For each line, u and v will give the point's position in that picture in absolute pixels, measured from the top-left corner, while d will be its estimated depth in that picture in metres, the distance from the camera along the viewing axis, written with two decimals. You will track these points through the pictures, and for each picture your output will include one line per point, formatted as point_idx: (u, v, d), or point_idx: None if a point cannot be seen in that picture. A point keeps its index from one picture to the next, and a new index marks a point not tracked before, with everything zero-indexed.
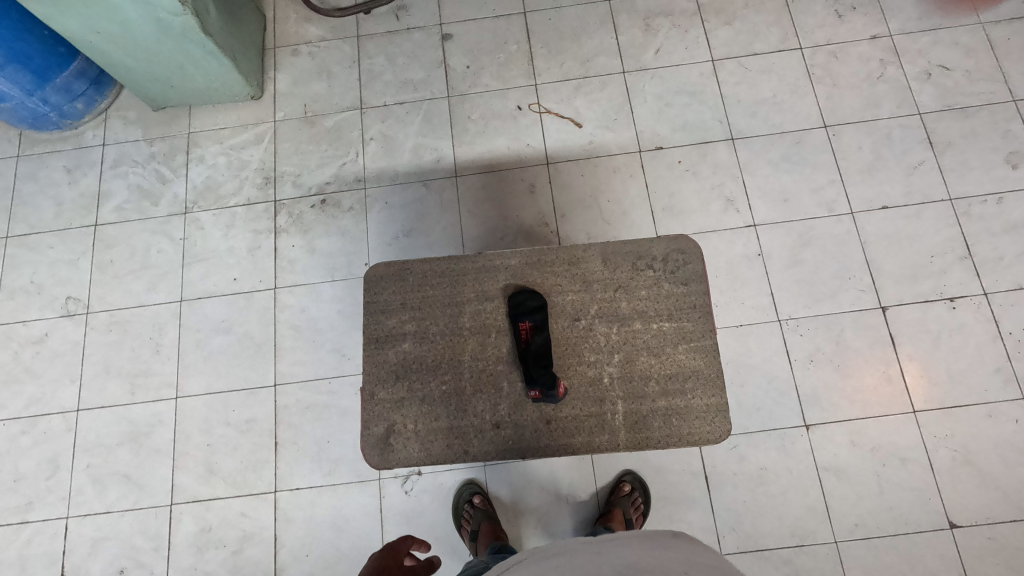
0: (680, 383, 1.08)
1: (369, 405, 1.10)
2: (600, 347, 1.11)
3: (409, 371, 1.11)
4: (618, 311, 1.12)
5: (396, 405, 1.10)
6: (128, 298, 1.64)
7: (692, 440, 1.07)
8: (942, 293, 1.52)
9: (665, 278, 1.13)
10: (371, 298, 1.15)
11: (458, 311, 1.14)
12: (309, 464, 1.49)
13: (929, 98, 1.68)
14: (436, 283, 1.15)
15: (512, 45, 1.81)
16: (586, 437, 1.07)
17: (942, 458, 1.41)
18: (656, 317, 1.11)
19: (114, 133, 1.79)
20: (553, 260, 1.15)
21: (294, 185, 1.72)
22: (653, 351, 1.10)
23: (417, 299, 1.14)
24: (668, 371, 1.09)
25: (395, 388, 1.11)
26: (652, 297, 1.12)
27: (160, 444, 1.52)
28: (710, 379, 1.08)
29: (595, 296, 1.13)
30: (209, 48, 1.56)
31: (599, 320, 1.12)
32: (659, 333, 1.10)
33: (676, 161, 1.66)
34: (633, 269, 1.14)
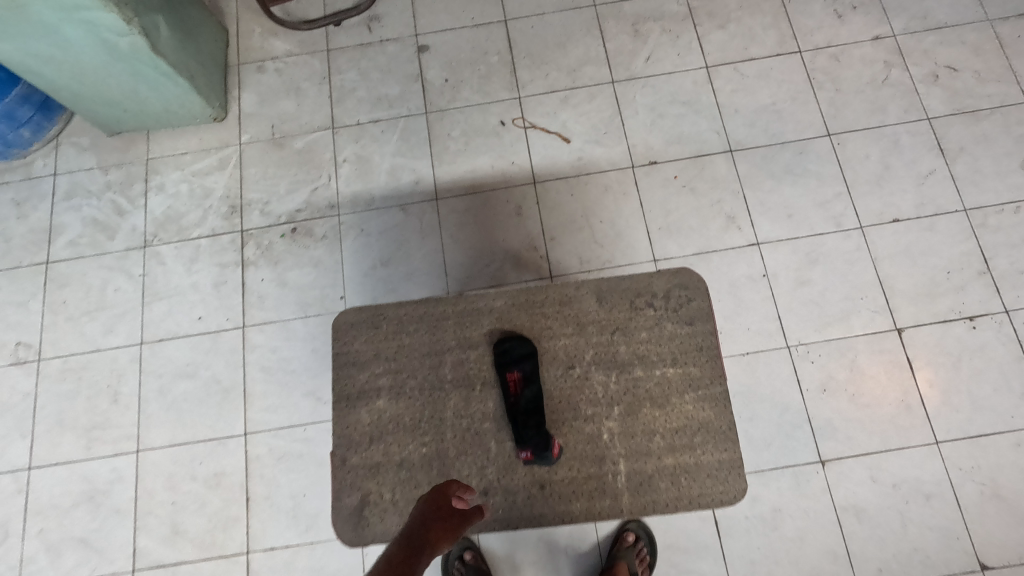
0: (686, 439, 1.34)
1: (341, 471, 1.37)
2: (599, 401, 1.36)
3: (387, 430, 1.38)
4: (614, 355, 1.39)
5: (372, 473, 1.36)
6: (83, 342, 1.51)
7: (703, 501, 1.32)
8: (960, 312, 1.42)
9: (665, 318, 1.42)
10: (343, 348, 1.44)
11: (434, 362, 1.41)
12: (284, 520, 1.37)
13: (938, 102, 1.58)
14: (411, 332, 1.44)
15: (493, 56, 1.69)
16: (587, 502, 1.31)
17: (968, 493, 1.31)
18: (655, 361, 1.39)
19: (66, 162, 1.66)
20: (543, 302, 1.44)
21: (263, 213, 1.59)
22: (657, 403, 1.36)
23: (390, 350, 1.43)
24: (673, 427, 1.35)
25: (370, 451, 1.37)
26: (651, 339, 1.40)
27: (120, 504, 1.39)
28: (720, 432, 1.35)
29: (589, 339, 1.40)
30: (163, 70, 1.43)
31: (594, 367, 1.38)
32: (664, 381, 1.37)
33: (672, 177, 1.55)
34: (632, 309, 1.43)
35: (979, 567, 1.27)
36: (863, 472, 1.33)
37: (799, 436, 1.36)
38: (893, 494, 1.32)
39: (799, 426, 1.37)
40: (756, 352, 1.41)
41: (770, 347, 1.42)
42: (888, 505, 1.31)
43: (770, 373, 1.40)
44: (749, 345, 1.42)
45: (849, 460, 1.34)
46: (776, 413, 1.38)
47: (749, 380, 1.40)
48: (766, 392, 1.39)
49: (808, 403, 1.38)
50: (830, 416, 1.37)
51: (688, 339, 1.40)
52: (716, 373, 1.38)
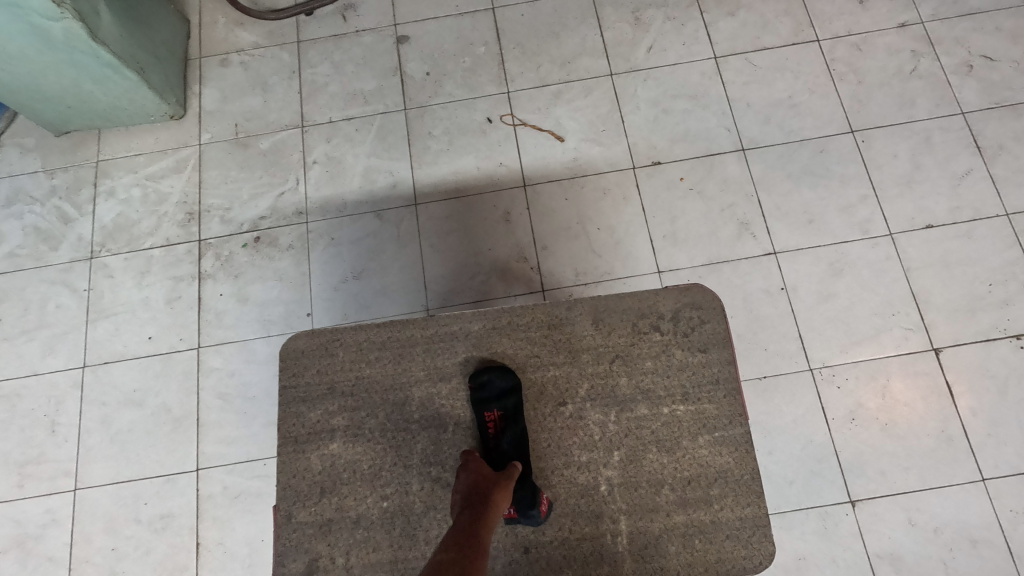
0: (701, 489, 0.80)
1: (285, 531, 0.81)
2: (594, 443, 0.82)
3: (338, 482, 0.83)
4: (615, 392, 0.84)
5: (321, 530, 0.82)
6: (19, 366, 1.35)
7: (720, 569, 0.78)
8: (1005, 330, 1.26)
9: (676, 344, 0.85)
10: (288, 381, 0.87)
11: (403, 397, 0.86)
12: (239, 570, 1.20)
13: (973, 95, 1.42)
14: (373, 359, 0.87)
15: (480, 47, 1.54)
16: (580, 569, 0.78)
17: (1021, 539, 1.14)
18: (667, 399, 0.83)
19: (8, 165, 1.50)
20: (529, 322, 0.87)
21: (223, 221, 1.43)
22: (665, 446, 0.82)
23: (349, 382, 0.87)
24: (685, 474, 0.80)
25: (320, 506, 0.82)
26: (660, 371, 0.84)
27: (53, 550, 1.22)
28: (740, 483, 0.80)
29: (585, 371, 0.85)
30: (106, 60, 1.28)
31: (590, 404, 0.84)
32: (671, 421, 0.82)
33: (677, 179, 1.39)
34: (633, 333, 0.86)
35: None
36: (900, 514, 1.16)
37: (825, 473, 1.19)
38: (935, 540, 1.15)
39: (825, 461, 1.20)
40: (775, 376, 1.25)
41: (790, 370, 1.25)
42: (930, 553, 1.15)
43: (790, 400, 1.23)
44: (766, 368, 1.26)
45: (884, 500, 1.17)
46: (799, 445, 1.21)
47: (767, 408, 1.23)
48: (787, 422, 1.22)
49: (835, 435, 1.21)
50: (860, 449, 1.20)
51: (702, 370, 0.84)
52: (738, 410, 0.83)
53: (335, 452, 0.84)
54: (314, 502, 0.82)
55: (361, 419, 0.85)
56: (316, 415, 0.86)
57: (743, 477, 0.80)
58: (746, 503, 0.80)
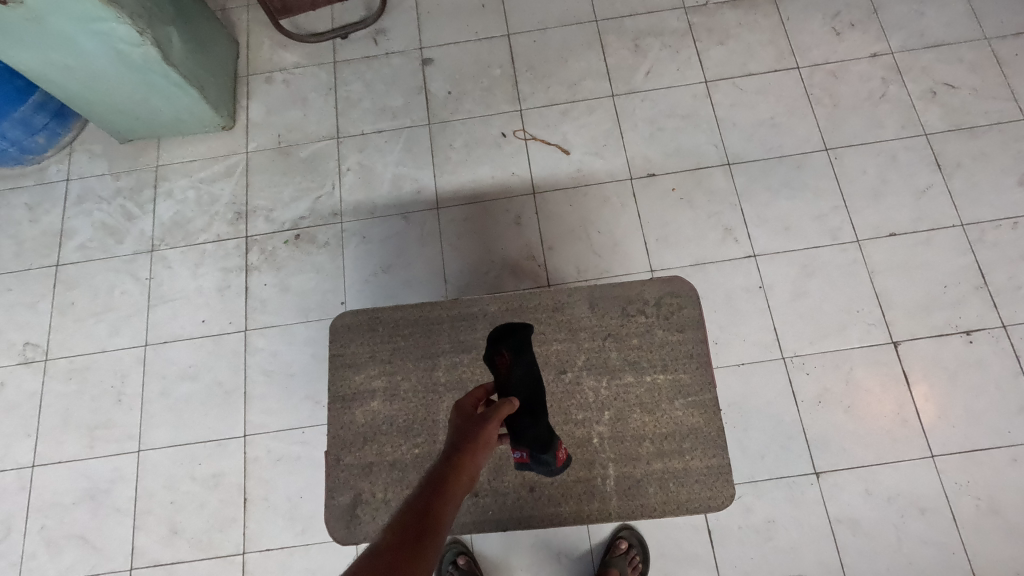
0: (677, 443, 0.99)
1: (334, 471, 1.00)
2: (589, 403, 1.01)
3: (379, 432, 1.02)
4: (607, 363, 1.03)
5: (364, 471, 1.00)
6: (89, 343, 1.54)
7: (690, 506, 0.97)
8: (957, 326, 1.42)
9: (660, 325, 1.03)
10: (337, 350, 1.06)
11: (433, 364, 1.05)
12: (281, 522, 1.39)
13: (936, 118, 1.60)
14: (408, 333, 1.07)
15: (496, 69, 1.73)
16: (575, 506, 0.97)
17: (964, 508, 1.30)
18: (651, 369, 1.02)
19: (79, 168, 1.70)
20: (536, 305, 1.06)
21: (267, 220, 1.62)
22: (648, 408, 1.00)
23: (388, 351, 1.06)
24: (663, 431, 0.99)
25: (364, 452, 1.01)
26: (645, 346, 1.03)
27: (120, 503, 1.41)
28: (709, 438, 0.98)
29: (582, 346, 1.04)
30: (174, 79, 1.48)
31: (586, 372, 1.03)
32: (654, 387, 1.00)
33: (669, 189, 1.57)
34: (623, 315, 1.05)
35: None
36: (858, 485, 1.33)
37: (794, 448, 1.36)
38: (889, 507, 1.31)
39: (793, 437, 1.37)
40: (751, 363, 1.42)
41: (765, 358, 1.42)
42: (884, 519, 1.31)
43: (764, 384, 1.41)
44: (744, 356, 1.43)
45: (844, 472, 1.34)
46: (771, 423, 1.38)
47: (743, 390, 1.40)
48: (762, 403, 1.39)
49: (803, 415, 1.38)
50: (825, 428, 1.37)
51: (681, 347, 1.02)
52: (710, 379, 1.00)
53: (376, 408, 1.03)
54: (358, 449, 1.01)
55: (398, 382, 1.04)
56: (360, 378, 1.04)
57: (712, 434, 0.99)
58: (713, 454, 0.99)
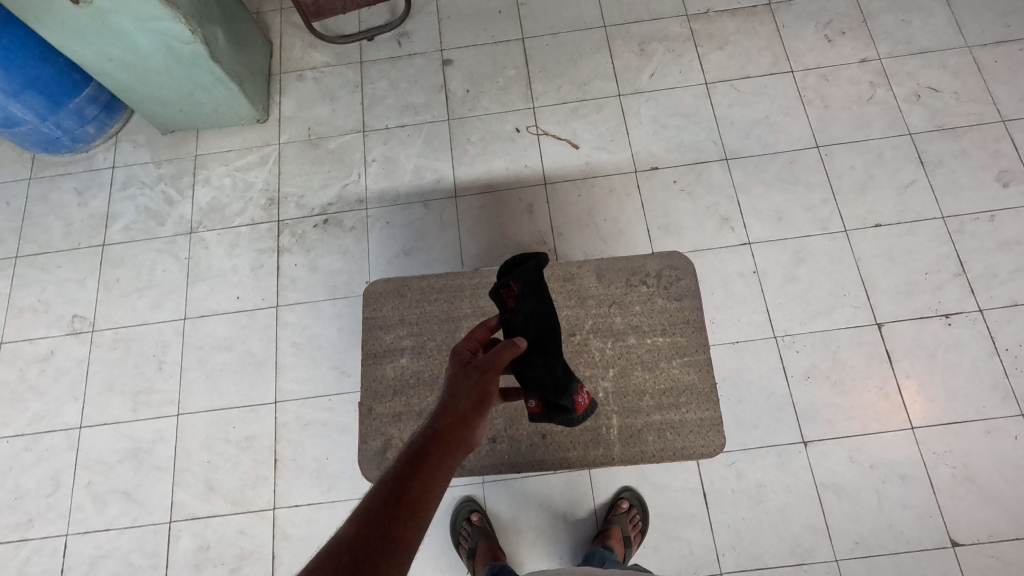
0: (673, 397, 1.35)
1: (370, 416, 1.33)
2: (596, 362, 1.38)
3: (408, 380, 1.35)
4: (612, 326, 1.40)
5: (394, 416, 1.33)
6: (133, 316, 1.67)
7: (686, 452, 1.33)
8: (937, 310, 1.53)
9: (659, 294, 1.42)
10: (371, 314, 1.41)
11: (452, 328, 1.39)
12: (308, 481, 1.50)
13: (920, 119, 1.72)
14: (431, 301, 1.41)
15: (511, 70, 1.86)
16: (581, 452, 1.33)
17: (941, 475, 1.41)
18: (650, 332, 1.39)
19: (124, 156, 1.84)
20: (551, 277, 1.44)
21: (298, 206, 1.75)
22: (648, 366, 1.37)
23: (413, 317, 1.40)
24: (661, 386, 1.35)
25: (394, 400, 1.34)
26: (645, 312, 1.40)
27: (160, 461, 1.53)
28: (703, 394, 1.34)
29: (590, 311, 1.41)
30: (217, 74, 1.61)
31: (593, 334, 1.40)
32: (653, 348, 1.38)
33: (671, 182, 1.70)
34: (626, 285, 1.43)
35: (951, 544, 1.36)
36: (843, 453, 1.44)
37: (783, 419, 1.47)
38: (872, 474, 1.42)
39: (783, 409, 1.48)
40: (745, 341, 1.54)
41: (758, 337, 1.54)
42: (867, 484, 1.42)
43: (757, 360, 1.52)
44: (739, 334, 1.54)
45: (830, 441, 1.45)
46: (763, 396, 1.49)
47: (738, 366, 1.52)
48: (755, 377, 1.51)
49: (793, 389, 1.49)
50: (813, 401, 1.48)
51: (677, 312, 1.40)
52: (701, 341, 1.38)
53: (405, 363, 1.37)
54: (388, 400, 1.34)
55: (422, 343, 1.38)
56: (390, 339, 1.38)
57: (705, 389, 1.35)
58: (706, 408, 1.34)
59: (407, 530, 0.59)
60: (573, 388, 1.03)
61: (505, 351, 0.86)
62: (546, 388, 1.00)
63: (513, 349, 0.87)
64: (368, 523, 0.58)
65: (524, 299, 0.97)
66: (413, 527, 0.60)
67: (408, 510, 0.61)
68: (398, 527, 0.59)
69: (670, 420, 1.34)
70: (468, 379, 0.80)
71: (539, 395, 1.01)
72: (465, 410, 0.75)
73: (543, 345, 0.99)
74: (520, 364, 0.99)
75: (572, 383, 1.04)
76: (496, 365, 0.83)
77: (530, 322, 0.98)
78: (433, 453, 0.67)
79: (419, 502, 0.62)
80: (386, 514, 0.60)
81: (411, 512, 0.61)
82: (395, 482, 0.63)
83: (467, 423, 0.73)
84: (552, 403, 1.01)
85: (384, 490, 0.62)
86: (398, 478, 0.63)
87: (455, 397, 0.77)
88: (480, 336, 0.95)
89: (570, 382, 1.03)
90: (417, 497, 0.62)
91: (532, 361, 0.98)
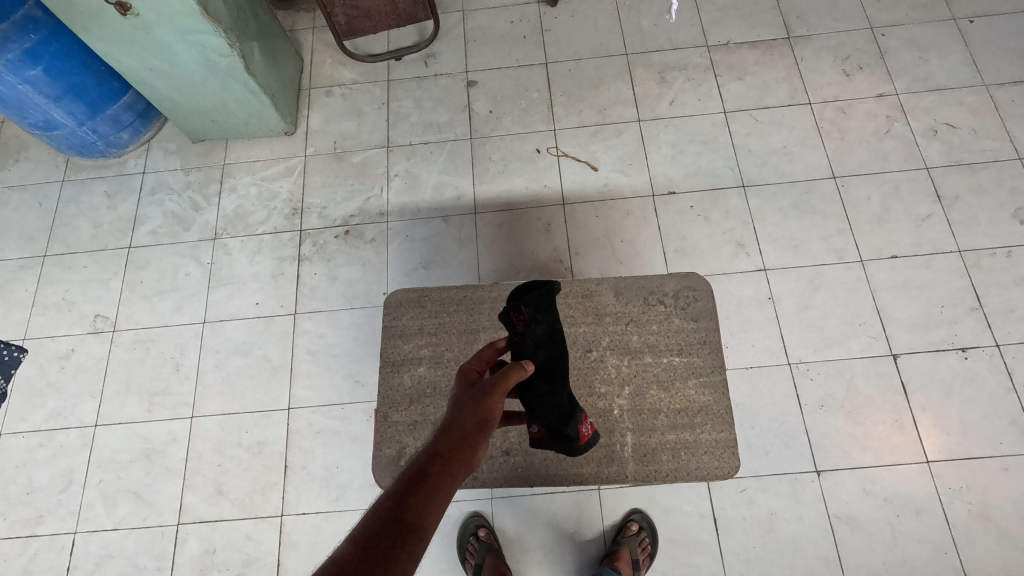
0: (688, 418, 1.34)
1: (384, 427, 1.35)
2: (612, 379, 1.39)
3: (424, 390, 1.38)
4: (628, 344, 1.41)
5: (409, 427, 1.35)
6: (154, 318, 1.70)
7: (701, 474, 1.31)
8: (953, 343, 1.53)
9: (677, 313, 1.42)
10: (391, 322, 1.44)
11: (473, 338, 1.43)
12: (317, 489, 1.50)
13: (936, 153, 1.74)
14: (452, 310, 1.46)
15: (533, 93, 1.91)
16: (595, 468, 1.32)
17: (957, 511, 1.39)
18: (666, 351, 1.40)
19: (155, 163, 1.90)
20: (569, 294, 1.46)
21: (321, 216, 1.79)
22: (663, 385, 1.37)
23: (433, 326, 1.44)
24: (676, 406, 1.35)
25: (410, 411, 1.36)
26: (662, 331, 1.41)
27: (172, 463, 1.54)
28: (719, 415, 1.34)
29: (607, 328, 1.43)
30: (251, 87, 1.66)
31: (609, 351, 1.41)
32: (669, 367, 1.38)
33: (688, 207, 1.72)
34: (644, 303, 1.44)
35: None
36: (856, 483, 1.43)
37: (797, 446, 1.46)
38: (886, 507, 1.40)
39: (796, 437, 1.47)
40: (758, 367, 1.54)
41: (772, 363, 1.54)
42: (881, 517, 1.40)
43: (770, 387, 1.52)
44: (752, 360, 1.55)
45: (843, 471, 1.44)
46: (776, 424, 1.48)
47: (751, 392, 1.52)
48: (768, 404, 1.50)
49: (807, 417, 1.48)
50: (827, 430, 1.47)
51: (694, 332, 1.40)
52: (717, 362, 1.37)
53: (423, 372, 1.40)
54: (405, 408, 1.37)
55: (441, 352, 1.42)
56: (409, 347, 1.42)
57: (721, 411, 1.34)
58: (721, 430, 1.33)
59: (406, 549, 0.57)
60: (577, 417, 1.04)
61: (512, 374, 0.85)
62: (550, 416, 1.00)
63: (520, 371, 0.86)
64: (365, 543, 0.56)
65: (535, 323, 1.00)
66: (412, 547, 0.57)
67: (408, 528, 0.58)
68: (397, 547, 0.56)
69: (684, 440, 1.33)
70: (473, 398, 0.79)
71: (543, 423, 1.01)
72: (468, 430, 0.73)
73: (551, 374, 1.00)
74: (525, 388, 1.00)
75: (577, 413, 1.05)
76: (502, 387, 0.82)
77: (539, 345, 1.00)
78: (434, 472, 0.65)
79: (419, 520, 0.59)
80: (385, 533, 0.57)
81: (411, 530, 0.58)
82: (394, 501, 0.60)
83: (471, 443, 0.71)
84: (555, 431, 1.01)
85: (383, 508, 0.60)
86: (397, 497, 0.61)
87: (458, 417, 0.75)
88: (487, 357, 0.95)
89: (575, 412, 1.04)
90: (419, 517, 0.59)
91: (538, 388, 0.99)
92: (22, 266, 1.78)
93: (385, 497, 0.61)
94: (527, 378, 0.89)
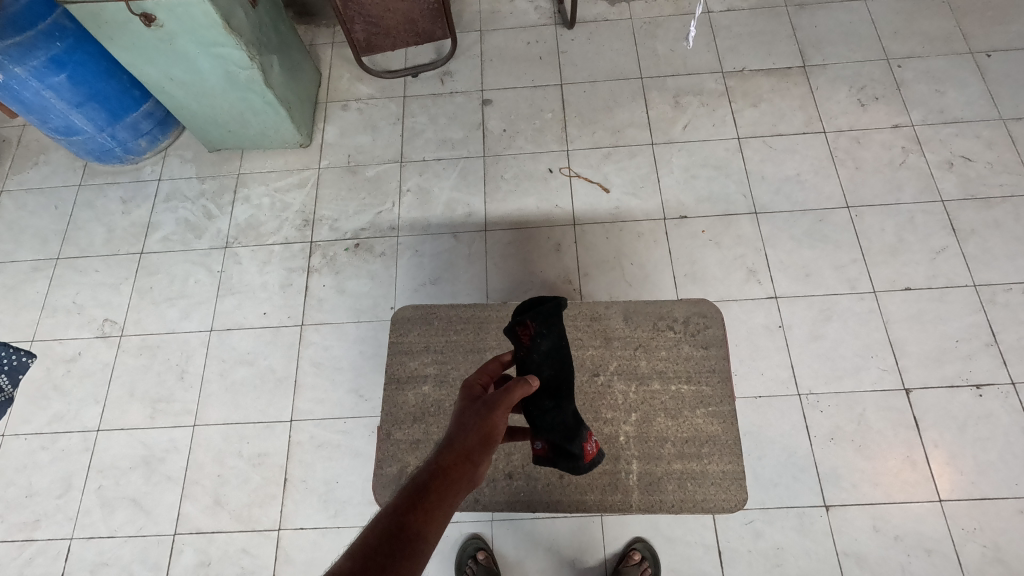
0: (695, 448, 1.32)
1: (387, 445, 1.33)
2: (618, 405, 1.37)
3: (427, 409, 1.37)
4: (636, 369, 1.40)
5: (410, 446, 1.34)
6: (162, 324, 1.71)
7: (706, 505, 1.28)
8: (966, 379, 1.50)
9: (687, 339, 1.41)
10: (399, 339, 1.45)
11: (479, 356, 1.43)
12: (316, 503, 1.48)
13: (952, 186, 1.72)
14: (459, 329, 1.45)
15: (548, 113, 1.92)
16: (599, 495, 1.30)
17: (970, 554, 1.35)
18: (674, 378, 1.38)
19: (171, 170, 1.92)
20: (578, 315, 1.45)
21: (332, 228, 1.79)
22: (670, 413, 1.35)
23: (439, 344, 1.44)
24: (684, 435, 1.33)
25: (412, 429, 1.35)
26: (670, 357, 1.40)
27: (172, 472, 1.53)
28: (726, 446, 1.32)
29: (614, 352, 1.42)
30: (268, 99, 1.68)
31: (617, 376, 1.39)
32: (676, 395, 1.36)
33: (699, 231, 1.71)
34: (654, 328, 1.43)
35: None
36: (866, 520, 1.39)
37: (804, 480, 1.43)
38: (895, 546, 1.37)
39: (805, 470, 1.44)
40: (767, 396, 1.51)
41: (782, 393, 1.51)
42: (890, 556, 1.36)
43: (779, 418, 1.49)
44: (761, 389, 1.52)
45: (852, 507, 1.40)
46: (785, 455, 1.46)
47: (760, 421, 1.49)
48: (777, 435, 1.48)
49: (816, 451, 1.46)
50: (836, 463, 1.44)
51: (703, 360, 1.39)
52: (725, 391, 1.36)
53: (428, 391, 1.39)
54: (408, 427, 1.35)
55: (447, 370, 1.41)
56: (414, 364, 1.42)
57: (728, 441, 1.32)
58: (727, 461, 1.31)
59: (405, 563, 0.55)
60: (583, 435, 1.01)
61: (515, 389, 0.82)
62: (555, 432, 0.97)
63: (523, 387, 0.84)
64: (363, 558, 0.54)
65: (540, 338, 0.98)
66: (412, 560, 0.56)
67: (407, 543, 0.57)
68: (396, 562, 0.55)
69: (690, 470, 1.31)
70: (476, 413, 0.77)
71: (547, 439, 0.98)
72: (470, 445, 0.71)
73: (558, 390, 0.98)
74: (530, 403, 0.98)
75: (582, 430, 1.02)
76: (505, 402, 0.79)
77: (546, 359, 0.97)
78: (434, 487, 0.63)
79: (420, 535, 0.58)
80: (382, 550, 0.56)
81: (411, 543, 0.57)
82: (394, 514, 0.59)
83: (473, 458, 0.70)
84: (559, 448, 0.98)
85: (382, 522, 0.59)
86: (396, 511, 0.59)
87: (461, 431, 0.73)
88: (491, 371, 0.93)
89: (580, 429, 1.01)
90: (418, 532, 0.58)
91: (543, 403, 0.97)
92: (35, 268, 1.80)
93: (384, 512, 0.60)
94: (530, 392, 0.85)
